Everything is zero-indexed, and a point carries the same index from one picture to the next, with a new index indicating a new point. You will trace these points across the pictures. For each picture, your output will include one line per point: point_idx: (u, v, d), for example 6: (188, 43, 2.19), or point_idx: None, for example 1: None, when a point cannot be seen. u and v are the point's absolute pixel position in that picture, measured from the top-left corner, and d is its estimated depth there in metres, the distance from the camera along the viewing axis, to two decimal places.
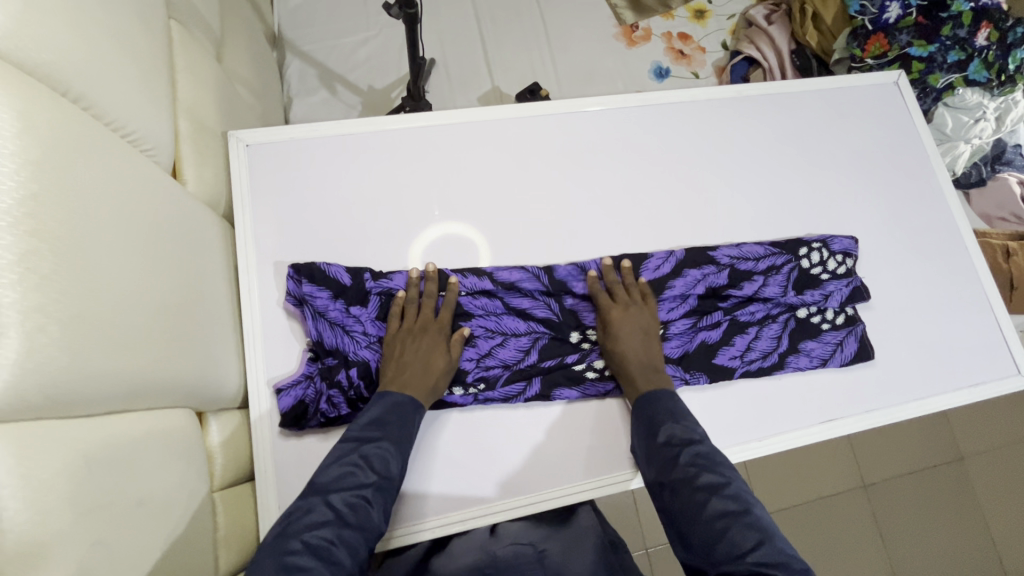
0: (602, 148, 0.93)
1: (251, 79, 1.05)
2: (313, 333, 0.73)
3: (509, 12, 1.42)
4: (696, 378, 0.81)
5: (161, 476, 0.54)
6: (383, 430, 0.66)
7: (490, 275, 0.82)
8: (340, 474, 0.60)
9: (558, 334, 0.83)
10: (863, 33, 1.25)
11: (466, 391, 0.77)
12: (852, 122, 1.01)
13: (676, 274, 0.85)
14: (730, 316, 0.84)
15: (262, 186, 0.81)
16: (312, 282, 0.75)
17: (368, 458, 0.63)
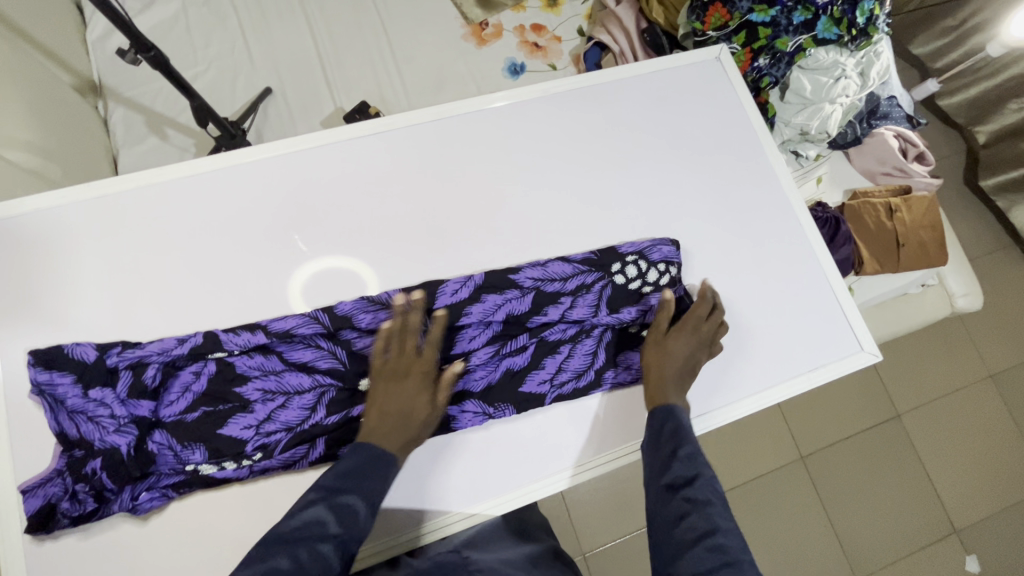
0: (397, 170, 0.86)
1: (35, 142, 0.98)
2: (53, 427, 0.67)
3: (348, 28, 1.35)
4: (501, 411, 0.77)
5: None
6: (365, 477, 0.60)
7: (263, 328, 0.74)
8: (303, 524, 0.53)
9: (348, 383, 0.74)
10: (700, 4, 1.20)
11: (240, 464, 0.70)
12: (673, 106, 0.95)
13: (474, 301, 0.78)
14: (538, 340, 0.80)
15: (9, 266, 0.74)
16: (50, 370, 0.68)
17: (339, 508, 0.56)
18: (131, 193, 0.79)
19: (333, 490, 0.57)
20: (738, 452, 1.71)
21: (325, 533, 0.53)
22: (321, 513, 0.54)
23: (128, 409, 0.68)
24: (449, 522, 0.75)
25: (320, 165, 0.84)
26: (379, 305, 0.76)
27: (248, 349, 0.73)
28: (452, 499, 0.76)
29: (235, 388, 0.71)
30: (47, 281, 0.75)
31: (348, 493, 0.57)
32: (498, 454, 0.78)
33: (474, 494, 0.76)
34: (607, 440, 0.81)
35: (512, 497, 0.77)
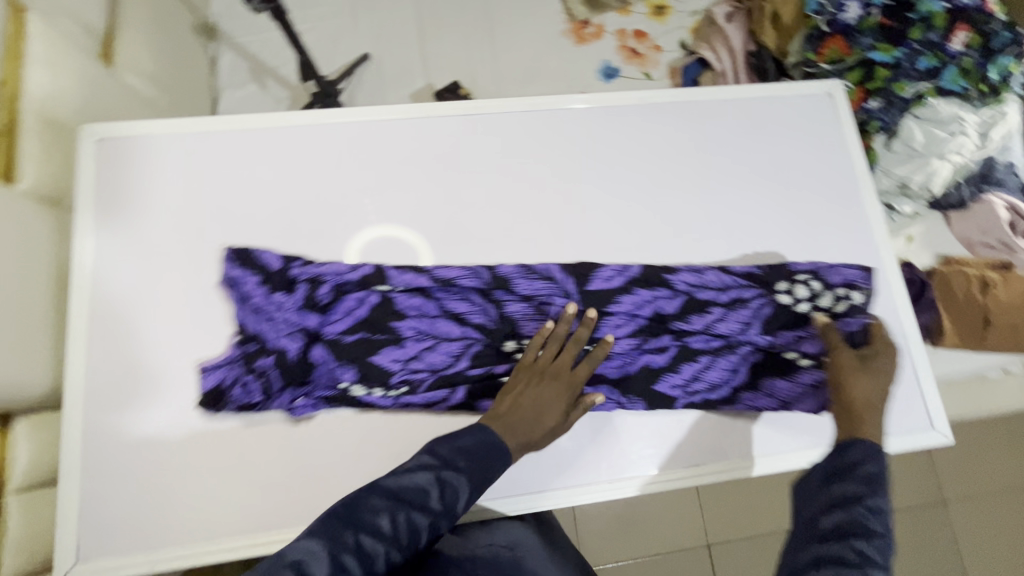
0: (479, 155, 0.86)
1: (152, 71, 1.03)
2: (236, 319, 0.73)
3: (453, 7, 1.36)
4: (633, 404, 0.79)
5: None
6: (467, 457, 0.59)
7: (427, 272, 0.78)
8: (416, 491, 0.55)
9: (491, 341, 0.76)
10: (818, 35, 1.13)
11: (387, 392, 0.73)
12: (771, 135, 0.91)
13: (626, 291, 0.81)
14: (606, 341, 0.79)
15: (109, 179, 0.78)
16: (243, 267, 0.75)
17: (444, 485, 0.56)
18: (228, 133, 0.82)
19: (435, 471, 0.57)
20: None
21: (416, 513, 0.53)
22: (418, 492, 0.55)
23: (311, 315, 0.74)
24: (498, 502, 0.77)
25: (404, 137, 0.85)
26: (537, 275, 0.80)
27: (408, 289, 0.77)
28: (526, 480, 0.78)
29: (392, 322, 0.75)
30: (138, 202, 0.78)
31: (449, 476, 0.57)
32: (562, 448, 0.79)
33: (531, 482, 0.78)
34: (699, 457, 0.79)
35: (564, 495, 0.78)
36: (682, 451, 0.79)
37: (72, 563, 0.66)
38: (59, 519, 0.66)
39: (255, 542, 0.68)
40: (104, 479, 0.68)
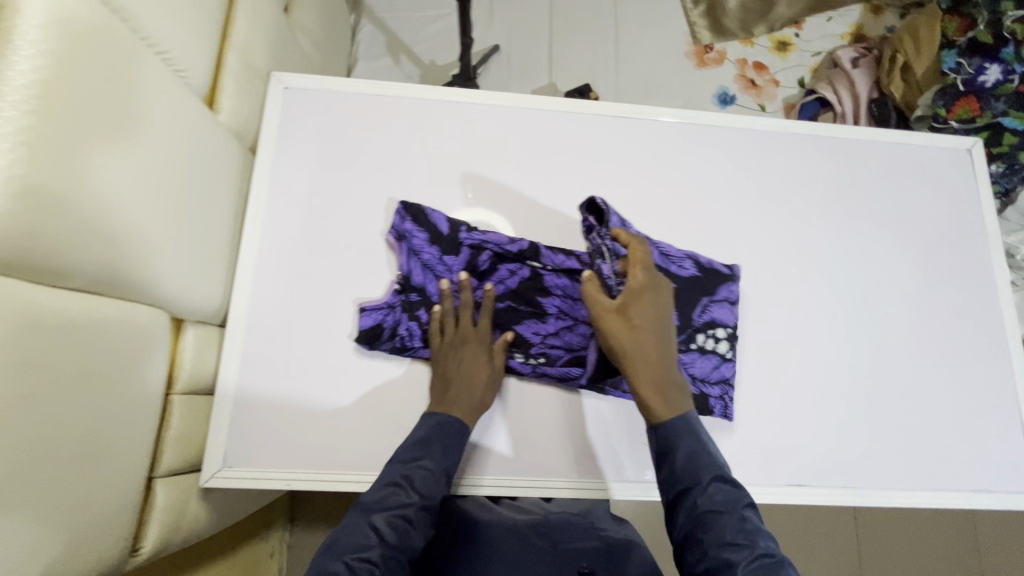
0: (625, 157, 0.90)
1: (315, 32, 1.10)
2: (403, 269, 0.78)
3: (584, 14, 1.41)
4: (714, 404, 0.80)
5: (122, 360, 0.58)
6: (427, 452, 0.68)
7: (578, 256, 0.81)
8: (383, 494, 0.64)
9: None
10: (952, 92, 1.13)
11: (527, 360, 0.78)
12: (905, 183, 0.93)
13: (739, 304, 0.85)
14: (705, 333, 0.82)
15: (291, 127, 0.84)
16: (414, 222, 0.80)
17: (412, 476, 0.65)
18: (399, 101, 0.87)
19: (398, 478, 0.65)
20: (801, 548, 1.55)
21: (399, 507, 0.63)
22: (394, 497, 0.64)
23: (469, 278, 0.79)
24: (501, 483, 0.76)
25: (558, 129, 0.90)
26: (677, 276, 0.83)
27: (559, 270, 0.80)
28: (535, 462, 0.77)
29: (540, 297, 0.80)
30: (313, 151, 0.84)
31: (415, 470, 0.66)
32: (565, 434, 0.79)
33: (542, 464, 0.77)
34: (806, 475, 0.81)
35: (563, 484, 0.77)
36: (786, 465, 0.81)
37: (218, 470, 0.71)
38: (212, 425, 0.72)
39: None
40: (256, 398, 0.74)
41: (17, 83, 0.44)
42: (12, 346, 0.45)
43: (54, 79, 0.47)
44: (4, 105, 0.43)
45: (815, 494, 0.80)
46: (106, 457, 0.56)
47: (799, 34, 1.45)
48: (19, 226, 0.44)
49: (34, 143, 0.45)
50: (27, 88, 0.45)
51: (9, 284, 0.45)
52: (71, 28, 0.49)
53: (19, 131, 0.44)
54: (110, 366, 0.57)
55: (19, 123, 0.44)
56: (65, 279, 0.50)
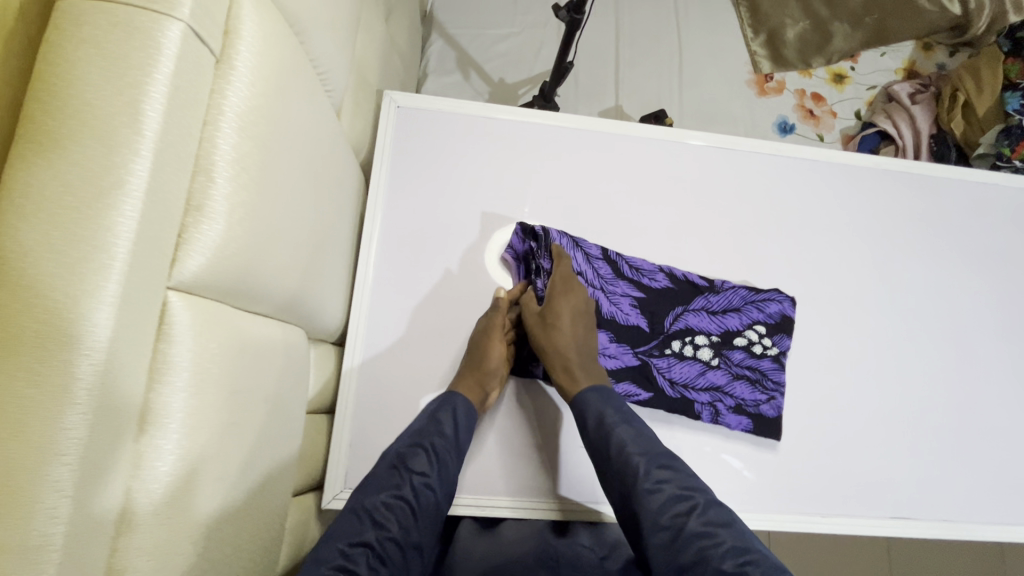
0: (727, 187, 0.90)
1: (403, 47, 1.10)
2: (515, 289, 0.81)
3: (649, 39, 1.44)
4: (730, 421, 0.79)
5: (288, 382, 0.58)
6: (423, 435, 0.67)
7: (677, 288, 0.83)
8: (382, 480, 0.62)
9: (717, 363, 0.81)
10: (1017, 132, 1.17)
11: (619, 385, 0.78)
12: (989, 222, 0.96)
13: (776, 330, 0.83)
14: (680, 339, 0.81)
15: (403, 145, 0.84)
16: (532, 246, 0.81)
17: (405, 458, 0.64)
18: (509, 124, 0.88)
19: (396, 463, 0.64)
20: (840, 570, 1.58)
21: (395, 490, 0.61)
22: (392, 480, 0.62)
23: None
24: (476, 503, 0.77)
25: (661, 157, 0.90)
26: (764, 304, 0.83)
27: (655, 301, 0.82)
28: (515, 481, 0.78)
29: (633, 324, 0.81)
30: (425, 170, 0.84)
31: (411, 452, 0.65)
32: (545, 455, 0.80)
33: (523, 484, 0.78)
34: (912, 507, 0.81)
35: (537, 506, 0.77)
36: (892, 498, 0.81)
37: (339, 491, 0.71)
38: (334, 444, 0.72)
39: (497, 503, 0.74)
40: (374, 419, 0.74)
41: (236, 108, 0.44)
42: (230, 370, 0.44)
43: (259, 105, 0.46)
44: (227, 130, 0.43)
45: (921, 527, 0.81)
46: (278, 479, 0.56)
47: (855, 67, 1.48)
48: (236, 250, 0.44)
49: (247, 168, 0.45)
50: (244, 114, 0.44)
51: (221, 309, 0.45)
52: (272, 52, 0.48)
53: (235, 160, 0.43)
54: (280, 394, 0.55)
55: (239, 149, 0.44)
56: (251, 306, 0.50)
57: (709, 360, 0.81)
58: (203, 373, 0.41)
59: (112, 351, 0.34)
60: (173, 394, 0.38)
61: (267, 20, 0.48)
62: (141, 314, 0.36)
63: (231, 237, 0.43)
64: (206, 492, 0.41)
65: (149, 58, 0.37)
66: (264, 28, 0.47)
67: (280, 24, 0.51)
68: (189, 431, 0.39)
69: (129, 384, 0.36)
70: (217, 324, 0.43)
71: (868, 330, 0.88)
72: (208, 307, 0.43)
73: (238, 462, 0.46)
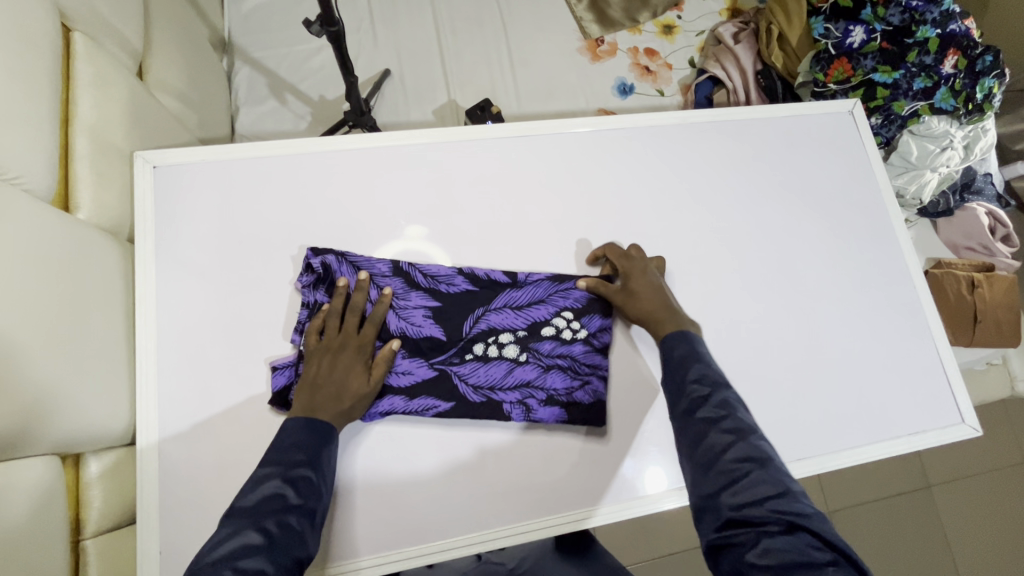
0: (538, 175, 0.86)
1: (181, 87, 1.00)
2: (298, 324, 0.74)
3: (471, 25, 1.38)
4: (545, 415, 0.76)
5: (14, 529, 0.50)
6: (302, 452, 0.61)
7: (476, 290, 0.79)
8: (264, 496, 0.55)
9: (524, 358, 0.77)
10: (826, 57, 1.22)
11: (415, 403, 0.74)
12: (803, 152, 0.97)
13: (585, 314, 0.80)
14: (482, 342, 0.77)
15: (167, 208, 0.75)
16: (316, 277, 0.75)
17: (296, 478, 0.58)
18: (289, 157, 0.80)
19: (252, 511, 0.54)
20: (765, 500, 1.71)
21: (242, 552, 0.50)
22: (278, 495, 0.56)
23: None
24: (379, 561, 0.71)
25: (465, 157, 0.85)
26: (574, 290, 0.80)
27: (450, 307, 0.77)
28: (408, 524, 0.73)
29: (428, 336, 0.76)
30: (200, 231, 0.75)
31: (296, 467, 0.59)
32: (435, 490, 0.74)
33: (419, 527, 0.73)
34: None
35: (439, 548, 0.72)
36: None
37: None
38: (138, 557, 0.65)
39: (406, 553, 0.72)
40: (179, 518, 0.67)
41: None
42: None
43: None
44: None
45: (782, 473, 0.81)
46: None
47: (682, 16, 1.48)
48: None
49: None
50: None
51: None
52: None
53: None
54: (5, 544, 0.49)
55: None
56: None
57: (517, 357, 0.77)
58: None
59: None
60: None
61: None
62: None
63: None
64: None
65: None
66: None
67: None
68: None
69: None
70: None
71: (705, 287, 0.87)
72: None
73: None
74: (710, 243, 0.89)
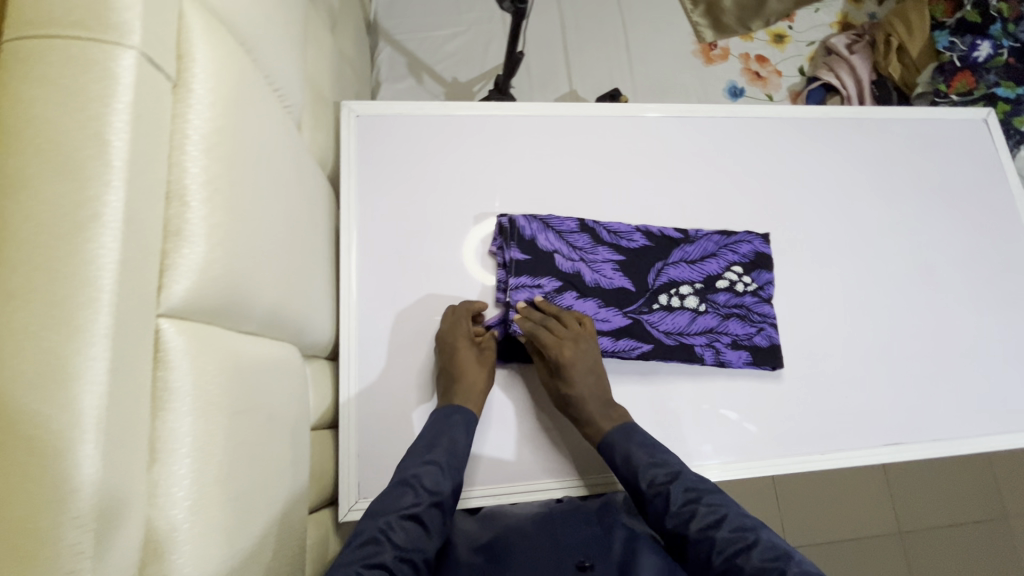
0: (687, 153, 0.93)
1: (353, 57, 1.10)
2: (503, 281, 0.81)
3: (594, 22, 1.47)
4: (734, 357, 0.82)
5: (291, 400, 0.57)
6: (449, 426, 0.71)
7: (654, 244, 0.85)
8: (419, 472, 0.65)
9: (706, 307, 0.84)
10: (950, 69, 1.27)
11: (613, 346, 0.80)
12: (938, 152, 1.00)
13: (750, 271, 0.86)
14: (667, 292, 0.83)
15: (367, 154, 0.84)
16: (511, 240, 0.81)
17: (441, 456, 0.67)
18: (470, 118, 0.89)
19: (401, 488, 0.64)
20: (829, 509, 1.73)
21: (412, 507, 0.62)
22: (427, 474, 0.65)
23: (553, 281, 0.82)
24: (493, 492, 0.77)
25: (623, 132, 0.92)
26: (736, 251, 0.87)
27: (635, 258, 0.84)
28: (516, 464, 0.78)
29: (621, 286, 0.83)
30: (394, 176, 0.84)
31: (445, 446, 0.68)
32: (548, 438, 0.80)
33: (526, 466, 0.78)
34: (902, 432, 0.85)
35: (543, 487, 0.77)
36: (882, 427, 0.85)
37: (354, 501, 0.72)
38: (340, 458, 0.73)
39: (514, 489, 0.77)
40: (376, 427, 0.75)
41: (195, 131, 0.44)
42: (218, 384, 0.43)
43: (225, 131, 0.47)
44: (193, 151, 0.43)
45: (912, 450, 0.84)
46: (293, 498, 0.55)
47: (793, 26, 1.53)
48: (216, 267, 0.43)
49: (218, 189, 0.45)
50: (207, 137, 0.44)
51: (209, 330, 0.44)
52: (225, 73, 0.48)
53: (208, 180, 0.44)
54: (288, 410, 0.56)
55: (207, 169, 0.44)
56: (244, 326, 0.50)
57: (698, 306, 0.83)
58: (196, 391, 0.40)
59: (114, 385, 0.34)
60: (177, 420, 0.38)
61: (217, 44, 0.48)
62: (136, 342, 0.37)
63: (210, 256, 0.43)
64: (227, 512, 0.41)
65: (107, 87, 0.37)
66: (216, 53, 0.47)
67: (227, 42, 0.50)
68: (195, 455, 0.39)
69: (131, 408, 0.36)
70: (202, 341, 0.42)
71: (841, 269, 0.91)
72: (199, 329, 0.43)
73: (255, 487, 0.46)
74: (848, 231, 0.93)
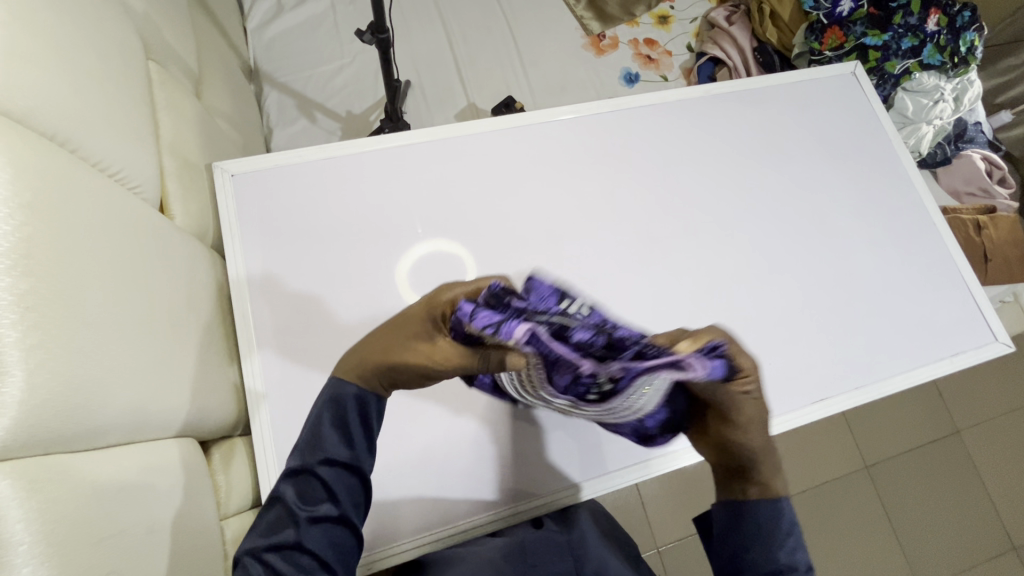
0: (579, 154, 0.93)
1: (229, 110, 1.05)
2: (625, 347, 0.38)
3: (481, 32, 1.46)
4: None
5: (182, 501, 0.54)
6: (331, 407, 0.52)
7: None
8: (300, 489, 0.50)
9: None
10: (819, 27, 1.33)
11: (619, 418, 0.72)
12: (817, 111, 1.04)
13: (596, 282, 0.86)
14: None
15: (249, 214, 0.81)
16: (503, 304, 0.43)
17: (324, 462, 0.50)
18: (354, 157, 0.86)
19: (282, 509, 0.49)
20: (798, 461, 1.78)
21: (291, 535, 0.48)
22: (307, 491, 0.50)
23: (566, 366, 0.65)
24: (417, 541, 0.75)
25: (512, 144, 0.92)
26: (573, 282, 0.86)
27: None
28: (438, 506, 0.77)
29: None
30: (285, 230, 0.81)
31: (329, 446, 0.51)
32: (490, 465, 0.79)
33: (448, 506, 0.77)
34: (828, 386, 0.88)
35: (469, 523, 0.77)
36: (808, 387, 0.87)
37: None
38: None
39: (439, 531, 0.76)
40: None
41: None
42: (67, 519, 0.39)
43: (40, 241, 0.43)
44: None
45: (841, 402, 0.87)
46: None
47: (674, 6, 1.57)
48: (43, 393, 0.40)
49: (35, 306, 0.41)
50: (13, 252, 0.41)
51: (51, 461, 0.41)
52: (31, 175, 0.45)
53: (20, 302, 0.40)
54: (179, 513, 0.53)
55: (16, 290, 0.40)
56: (106, 440, 0.46)
57: None
58: (33, 535, 0.37)
59: None
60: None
61: (16, 146, 0.44)
62: None
63: (31, 384, 0.39)
64: None
65: None
66: (13, 157, 0.43)
67: (33, 142, 0.47)
68: None
69: None
70: (38, 477, 0.39)
71: (746, 242, 0.93)
72: (34, 464, 0.39)
73: None
74: (746, 202, 0.96)
